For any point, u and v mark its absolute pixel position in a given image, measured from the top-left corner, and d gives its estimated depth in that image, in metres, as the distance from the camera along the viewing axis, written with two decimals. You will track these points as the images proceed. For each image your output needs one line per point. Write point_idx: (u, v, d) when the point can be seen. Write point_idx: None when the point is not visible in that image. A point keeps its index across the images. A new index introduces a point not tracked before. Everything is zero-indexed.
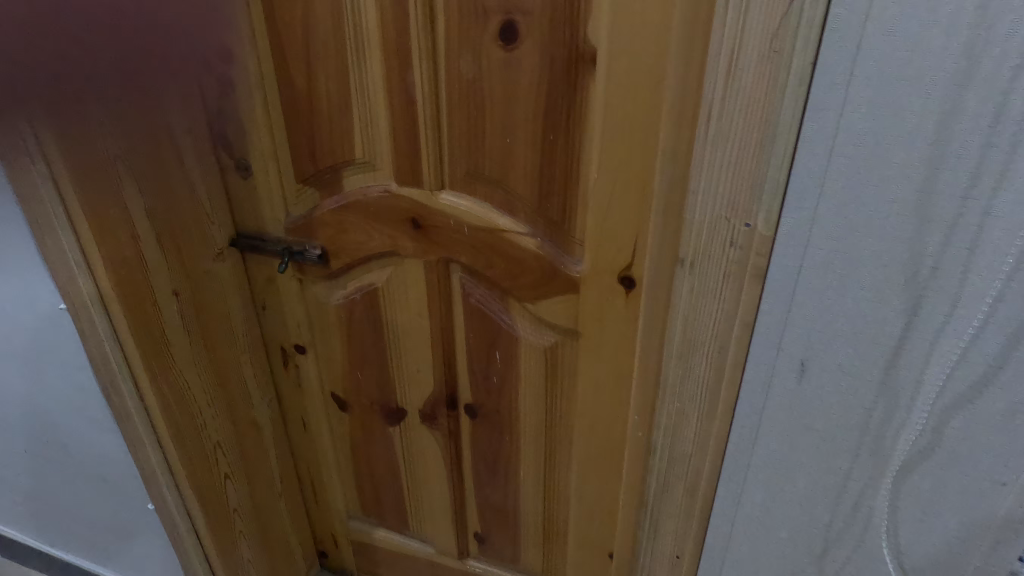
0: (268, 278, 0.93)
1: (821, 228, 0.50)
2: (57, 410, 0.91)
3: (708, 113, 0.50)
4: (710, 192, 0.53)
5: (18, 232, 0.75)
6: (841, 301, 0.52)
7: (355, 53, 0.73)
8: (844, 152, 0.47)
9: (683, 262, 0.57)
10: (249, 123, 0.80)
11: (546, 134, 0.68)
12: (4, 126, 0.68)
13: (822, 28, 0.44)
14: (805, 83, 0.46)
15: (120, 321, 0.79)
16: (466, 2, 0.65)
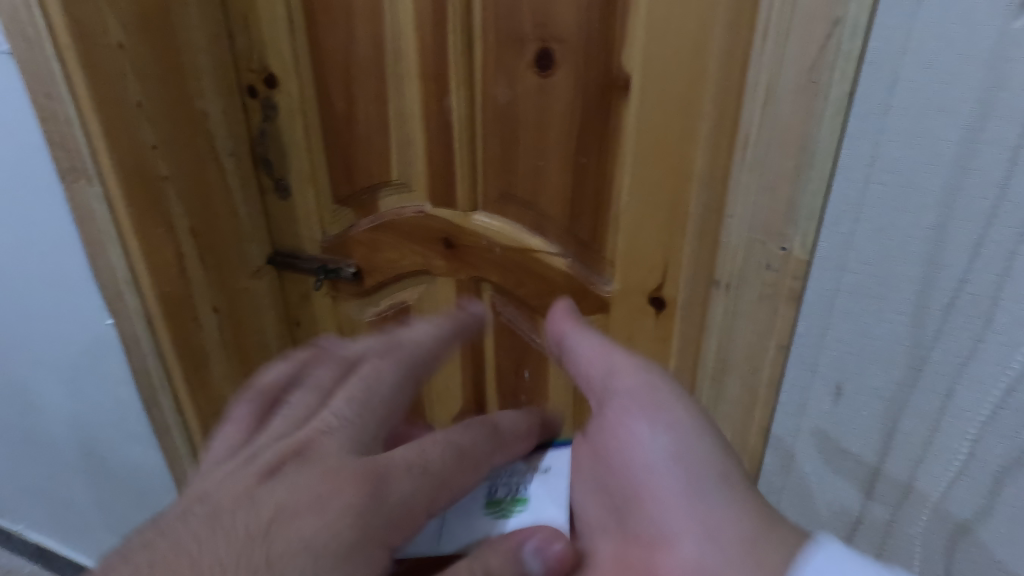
0: (302, 296, 0.96)
1: (857, 253, 0.51)
2: (98, 423, 0.94)
3: (746, 138, 0.53)
4: (747, 217, 0.55)
5: (71, 250, 0.77)
6: (877, 326, 0.53)
7: (394, 80, 0.76)
8: (881, 179, 0.48)
9: (718, 284, 0.59)
10: (290, 147, 0.84)
11: (579, 158, 0.70)
12: (64, 148, 0.69)
13: (860, 60, 0.45)
14: (842, 113, 0.47)
15: (163, 338, 0.80)
16: (504, 32, 0.67)
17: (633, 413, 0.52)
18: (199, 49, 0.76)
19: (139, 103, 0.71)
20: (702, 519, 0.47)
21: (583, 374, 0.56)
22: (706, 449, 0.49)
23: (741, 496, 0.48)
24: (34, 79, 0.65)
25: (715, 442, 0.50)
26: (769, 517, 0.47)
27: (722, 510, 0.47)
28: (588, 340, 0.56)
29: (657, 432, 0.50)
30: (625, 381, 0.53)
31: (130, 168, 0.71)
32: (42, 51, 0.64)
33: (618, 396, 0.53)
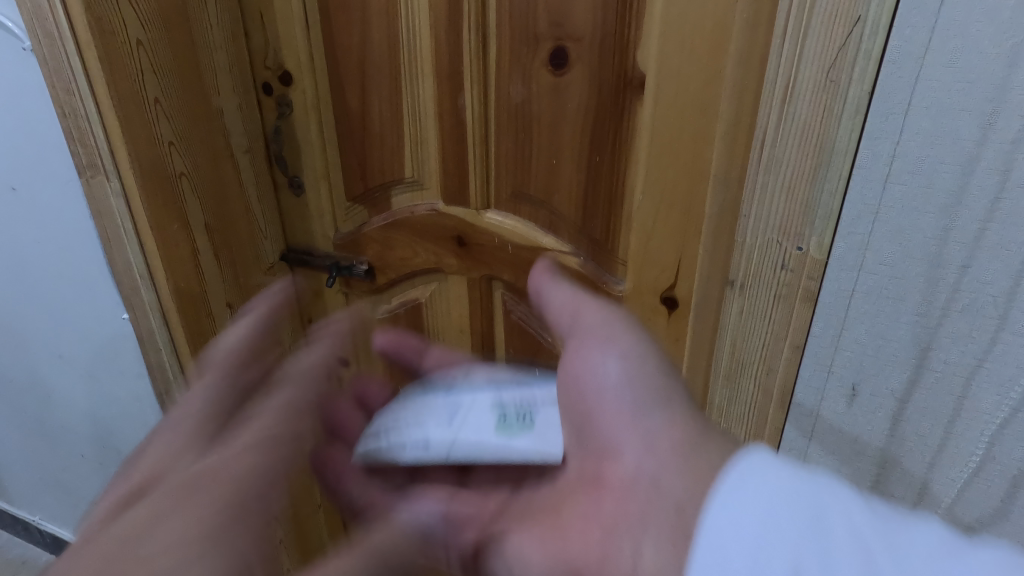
0: (315, 293, 0.96)
1: (874, 254, 0.51)
2: (113, 417, 0.96)
3: (761, 140, 0.52)
4: (762, 217, 0.55)
5: (89, 244, 0.78)
6: (893, 327, 0.52)
7: (409, 78, 0.76)
8: (900, 179, 0.48)
9: (733, 283, 0.59)
10: (304, 144, 0.85)
11: (593, 156, 0.70)
12: (82, 143, 0.70)
13: (879, 60, 0.45)
14: (861, 113, 0.47)
15: (178, 333, 0.81)
16: (519, 30, 0.67)
17: (591, 345, 0.52)
18: (216, 47, 0.77)
19: (156, 100, 0.71)
20: (643, 429, 0.47)
21: (556, 321, 0.57)
22: (652, 370, 0.50)
23: (679, 410, 0.47)
24: (55, 75, 0.66)
25: (661, 365, 0.50)
26: (707, 431, 0.45)
27: (662, 425, 0.47)
28: (561, 289, 0.57)
29: (611, 358, 0.51)
30: (589, 321, 0.54)
31: (147, 164, 0.72)
32: (64, 48, 0.64)
33: (581, 335, 0.54)
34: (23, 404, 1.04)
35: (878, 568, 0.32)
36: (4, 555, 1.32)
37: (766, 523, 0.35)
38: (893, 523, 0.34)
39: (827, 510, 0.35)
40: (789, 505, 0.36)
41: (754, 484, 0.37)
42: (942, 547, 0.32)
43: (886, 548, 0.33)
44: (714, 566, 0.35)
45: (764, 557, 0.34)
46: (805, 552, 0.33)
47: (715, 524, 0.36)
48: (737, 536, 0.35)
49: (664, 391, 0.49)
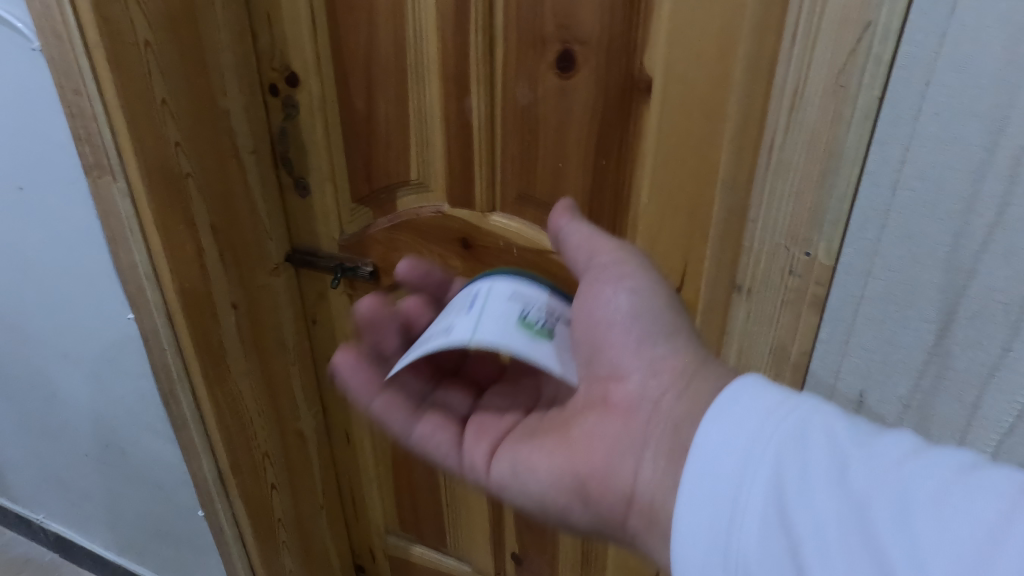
0: (319, 294, 0.96)
1: (882, 259, 0.51)
2: (118, 417, 0.96)
3: (772, 143, 0.52)
4: (771, 220, 0.54)
5: (96, 244, 0.78)
6: (901, 333, 0.52)
7: (415, 80, 0.76)
8: (909, 185, 0.47)
9: (740, 288, 0.59)
10: (310, 145, 0.85)
11: (599, 159, 0.70)
12: (89, 143, 0.70)
13: (890, 65, 0.45)
14: (871, 117, 0.47)
15: (183, 333, 0.81)
16: (525, 33, 0.67)
17: (606, 280, 0.55)
18: (223, 47, 0.77)
19: (163, 101, 0.72)
20: (648, 358, 0.52)
21: (572, 259, 0.58)
22: (658, 305, 0.53)
23: (680, 341, 0.52)
24: (62, 75, 0.66)
25: (667, 298, 0.54)
26: (706, 361, 0.51)
27: (662, 354, 0.52)
28: (577, 229, 0.58)
29: (623, 292, 0.53)
30: (603, 260, 0.56)
31: (153, 164, 0.72)
32: (72, 48, 0.64)
33: (596, 272, 0.56)
34: (29, 404, 1.05)
35: (847, 470, 0.35)
36: (9, 554, 1.33)
37: (754, 435, 0.39)
38: (865, 433, 0.37)
39: (807, 424, 0.38)
40: (773, 420, 0.39)
41: (744, 403, 0.41)
42: (907, 451, 0.34)
43: (856, 454, 0.35)
44: (703, 473, 0.38)
45: (750, 466, 0.37)
46: (785, 457, 0.37)
47: (707, 437, 0.40)
48: (725, 447, 0.39)
49: (668, 324, 0.53)
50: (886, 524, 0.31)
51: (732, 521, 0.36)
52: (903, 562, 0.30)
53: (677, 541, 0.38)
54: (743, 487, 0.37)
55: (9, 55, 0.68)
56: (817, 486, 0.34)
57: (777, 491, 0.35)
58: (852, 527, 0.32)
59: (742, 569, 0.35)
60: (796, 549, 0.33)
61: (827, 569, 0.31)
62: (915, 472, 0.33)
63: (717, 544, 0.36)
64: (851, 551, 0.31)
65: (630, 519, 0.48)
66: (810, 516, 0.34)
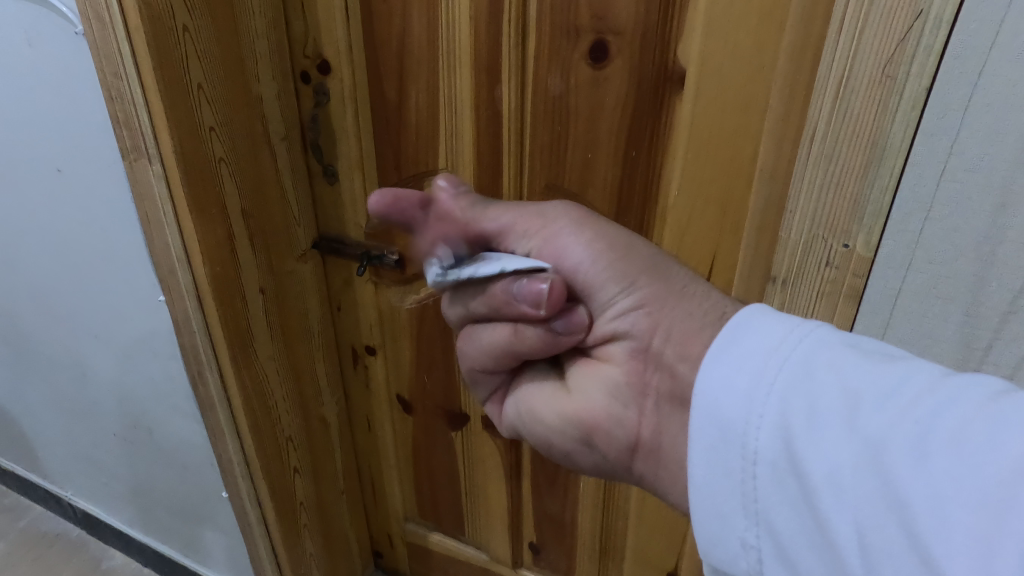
0: (345, 281, 0.97)
1: (924, 252, 0.52)
2: (147, 397, 0.97)
3: (812, 133, 0.53)
4: (808, 213, 0.55)
5: (131, 227, 0.79)
6: (942, 326, 0.54)
7: (446, 68, 0.75)
8: (955, 177, 0.49)
9: (774, 280, 0.60)
10: (340, 132, 0.85)
11: (629, 150, 0.69)
12: (126, 126, 0.70)
13: (941, 55, 0.46)
14: (917, 109, 0.48)
15: (212, 315, 0.81)
16: (560, 23, 0.66)
17: (544, 248, 0.49)
18: (258, 33, 0.78)
19: (199, 85, 0.72)
20: (631, 304, 0.46)
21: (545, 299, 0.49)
22: (619, 256, 0.47)
23: (648, 283, 0.46)
24: (104, 59, 0.67)
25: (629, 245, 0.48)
26: (684, 295, 0.46)
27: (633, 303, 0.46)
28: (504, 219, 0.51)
29: (571, 247, 0.48)
30: (522, 244, 0.50)
31: (189, 149, 0.72)
32: (114, 32, 0.65)
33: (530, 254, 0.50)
34: (62, 382, 1.07)
35: (860, 407, 0.33)
36: (39, 529, 1.36)
37: (757, 378, 0.36)
38: (877, 366, 0.35)
39: (812, 363, 0.36)
40: (777, 359, 0.37)
41: (742, 343, 0.38)
42: (925, 385, 0.33)
43: (870, 390, 0.33)
44: (710, 420, 0.37)
45: (755, 409, 0.36)
46: (791, 399, 0.35)
47: (709, 381, 0.38)
48: (730, 391, 0.37)
49: (625, 252, 0.47)
50: (901, 463, 0.30)
51: (747, 468, 0.35)
52: (920, 502, 0.29)
53: (694, 489, 0.37)
54: (751, 431, 0.35)
55: (53, 36, 0.69)
56: (827, 426, 0.33)
57: (788, 436, 0.34)
58: (867, 469, 0.31)
59: (762, 514, 0.35)
60: (811, 493, 0.32)
61: (844, 512, 0.31)
62: (931, 407, 0.31)
63: (734, 492, 0.36)
64: (866, 495, 0.30)
65: (636, 462, 0.47)
66: (822, 459, 0.32)
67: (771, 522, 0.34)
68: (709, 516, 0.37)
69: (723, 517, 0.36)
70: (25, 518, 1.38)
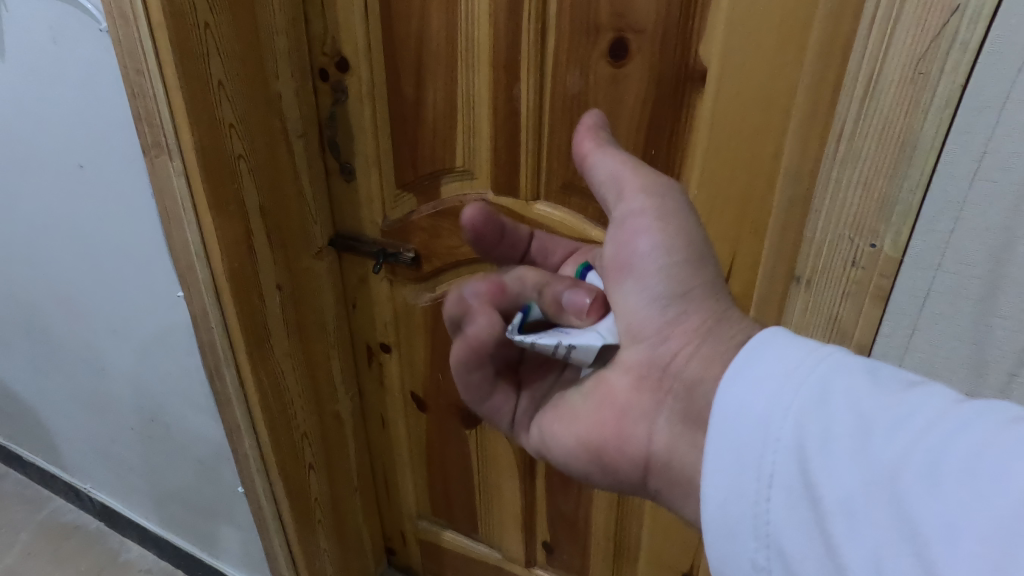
0: (360, 278, 0.97)
1: (954, 253, 0.52)
2: (164, 392, 0.98)
3: (840, 131, 0.53)
4: (835, 212, 0.55)
5: (151, 223, 0.80)
6: (972, 329, 0.53)
7: (465, 67, 0.75)
8: (989, 176, 0.48)
9: (799, 280, 0.60)
10: (357, 130, 0.85)
11: (648, 149, 0.68)
12: (148, 123, 0.71)
13: (977, 51, 0.45)
14: (951, 107, 0.47)
15: (229, 311, 0.82)
16: (580, 20, 0.66)
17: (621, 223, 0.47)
18: (277, 31, 0.78)
19: (220, 82, 0.72)
20: (664, 318, 0.45)
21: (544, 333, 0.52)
22: (687, 266, 0.45)
23: (692, 299, 0.45)
24: (126, 55, 0.67)
25: (705, 266, 0.46)
26: (723, 318, 0.44)
27: (669, 316, 0.45)
28: (609, 172, 0.47)
29: (640, 236, 0.45)
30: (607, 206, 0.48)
31: (209, 144, 0.73)
32: (136, 28, 0.65)
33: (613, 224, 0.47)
34: (81, 375, 1.08)
35: (873, 432, 0.31)
36: (58, 520, 1.37)
37: (773, 399, 0.34)
38: (894, 390, 0.32)
39: (829, 385, 0.34)
40: (793, 381, 0.35)
41: (760, 364, 0.36)
42: (939, 410, 0.30)
43: (886, 414, 0.31)
44: (724, 439, 0.35)
45: (770, 431, 0.34)
46: (806, 422, 0.33)
47: (725, 402, 0.36)
48: (745, 413, 0.35)
49: (692, 260, 0.45)
50: (914, 490, 0.28)
51: (761, 491, 0.33)
52: (932, 534, 0.26)
53: (706, 507, 0.35)
54: (766, 454, 0.33)
55: (76, 33, 0.70)
56: (840, 451, 0.31)
57: (802, 460, 0.32)
58: (879, 496, 0.29)
59: (774, 537, 0.32)
60: (823, 519, 0.30)
61: (856, 540, 0.29)
62: (945, 435, 0.29)
63: (745, 515, 0.33)
64: (879, 522, 0.28)
65: (649, 480, 0.45)
66: (834, 485, 0.30)
67: (782, 545, 0.32)
68: (718, 536, 0.34)
69: (732, 539, 0.34)
70: (45, 509, 1.39)
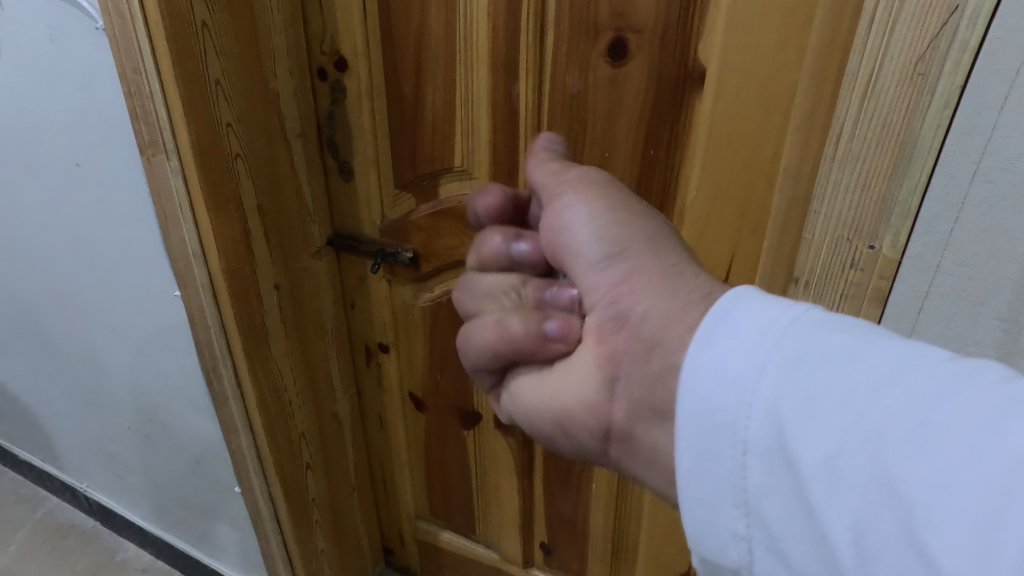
0: (359, 278, 0.97)
1: (953, 254, 0.51)
2: (162, 391, 0.98)
3: (839, 131, 0.52)
4: (833, 213, 0.55)
5: (148, 221, 0.80)
6: (971, 330, 0.53)
7: (463, 66, 0.75)
8: (989, 176, 0.48)
9: (797, 281, 0.59)
10: (356, 129, 0.85)
11: (647, 150, 0.68)
12: (145, 122, 0.70)
13: (976, 52, 0.45)
14: (950, 107, 0.47)
15: (227, 310, 0.82)
16: (579, 20, 0.66)
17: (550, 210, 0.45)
18: (276, 30, 0.78)
19: (217, 81, 0.72)
20: (610, 281, 0.41)
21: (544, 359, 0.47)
22: (622, 226, 0.41)
23: (637, 255, 0.40)
24: (123, 54, 0.67)
25: (642, 223, 0.42)
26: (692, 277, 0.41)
27: (617, 277, 0.40)
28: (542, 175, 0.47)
29: (568, 210, 0.43)
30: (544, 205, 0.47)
31: (206, 144, 0.73)
32: (134, 28, 0.65)
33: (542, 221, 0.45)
34: (80, 375, 1.08)
35: (858, 392, 0.27)
36: (55, 519, 1.37)
37: (747, 358, 0.31)
38: (880, 345, 0.29)
39: (809, 343, 0.30)
40: (768, 341, 0.31)
41: (731, 323, 0.32)
42: (930, 367, 0.27)
43: (872, 370, 0.28)
44: (695, 405, 0.31)
45: (744, 394, 0.30)
46: (784, 382, 0.29)
47: (693, 367, 0.32)
48: (717, 377, 0.31)
49: (622, 221, 0.42)
50: (901, 451, 0.25)
51: (736, 457, 0.30)
52: (924, 500, 0.24)
53: (682, 478, 0.32)
54: (740, 420, 0.30)
55: (73, 31, 0.69)
56: (822, 413, 0.27)
57: (780, 425, 0.28)
58: (865, 461, 0.26)
59: (752, 505, 0.29)
60: (803, 486, 0.27)
61: (838, 506, 0.26)
62: (937, 394, 0.26)
63: (720, 481, 0.30)
64: (864, 488, 0.25)
65: (610, 448, 0.42)
66: (815, 448, 0.27)
67: (761, 513, 0.29)
68: (695, 507, 0.31)
69: (709, 509, 0.31)
70: (42, 508, 1.39)
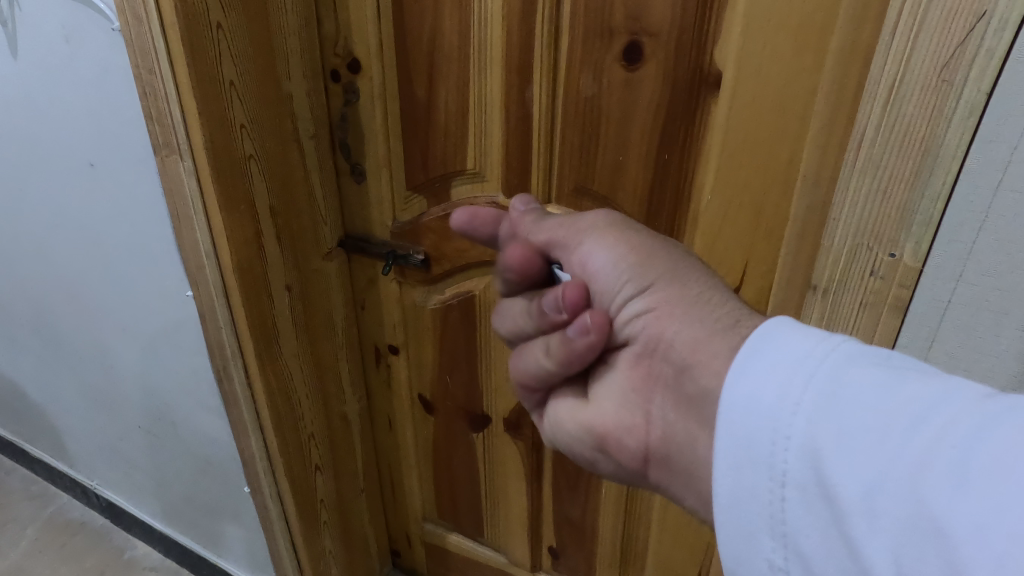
0: (369, 280, 0.97)
1: (976, 264, 0.51)
2: (172, 391, 0.98)
3: (860, 140, 0.52)
4: (852, 219, 0.54)
5: (160, 221, 0.80)
6: (992, 340, 0.53)
7: (477, 68, 0.75)
8: (1015, 186, 0.47)
9: (815, 288, 0.59)
10: (368, 131, 0.85)
11: (662, 154, 0.68)
12: (160, 123, 0.71)
13: (1004, 59, 0.44)
14: (975, 114, 0.46)
15: (238, 310, 0.81)
16: (594, 24, 0.65)
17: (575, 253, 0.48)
18: (290, 31, 0.78)
19: (232, 83, 0.72)
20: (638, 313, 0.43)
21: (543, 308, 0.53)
22: (645, 263, 0.44)
23: (662, 287, 0.43)
24: (139, 56, 0.67)
25: (662, 257, 0.45)
26: (700, 302, 0.41)
27: (641, 308, 0.43)
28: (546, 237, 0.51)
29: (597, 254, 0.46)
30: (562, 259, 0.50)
31: (220, 145, 0.73)
32: (149, 29, 0.65)
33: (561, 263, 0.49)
34: (90, 373, 1.08)
35: (893, 427, 0.28)
36: (64, 517, 1.38)
37: (783, 392, 0.32)
38: (915, 381, 0.30)
39: (843, 378, 0.31)
40: (802, 376, 0.32)
41: (766, 357, 0.34)
42: (968, 404, 0.28)
43: (900, 409, 0.29)
44: (732, 437, 0.33)
45: (780, 428, 0.31)
46: (819, 417, 0.30)
47: (732, 399, 0.33)
48: (755, 410, 0.32)
49: (646, 259, 0.44)
50: (940, 484, 0.25)
51: (774, 488, 0.31)
52: (962, 533, 0.24)
53: (721, 508, 0.33)
54: (777, 452, 0.31)
55: (88, 31, 0.70)
56: (860, 448, 0.28)
57: (818, 459, 0.29)
58: (903, 494, 0.26)
59: (791, 537, 0.30)
60: (842, 518, 0.28)
61: (878, 539, 0.26)
62: (973, 431, 0.26)
63: (761, 512, 0.31)
64: (902, 520, 0.26)
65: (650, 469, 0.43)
66: (854, 479, 0.28)
67: (801, 547, 0.30)
68: (734, 536, 0.33)
69: (749, 539, 0.32)
70: (51, 505, 1.40)
